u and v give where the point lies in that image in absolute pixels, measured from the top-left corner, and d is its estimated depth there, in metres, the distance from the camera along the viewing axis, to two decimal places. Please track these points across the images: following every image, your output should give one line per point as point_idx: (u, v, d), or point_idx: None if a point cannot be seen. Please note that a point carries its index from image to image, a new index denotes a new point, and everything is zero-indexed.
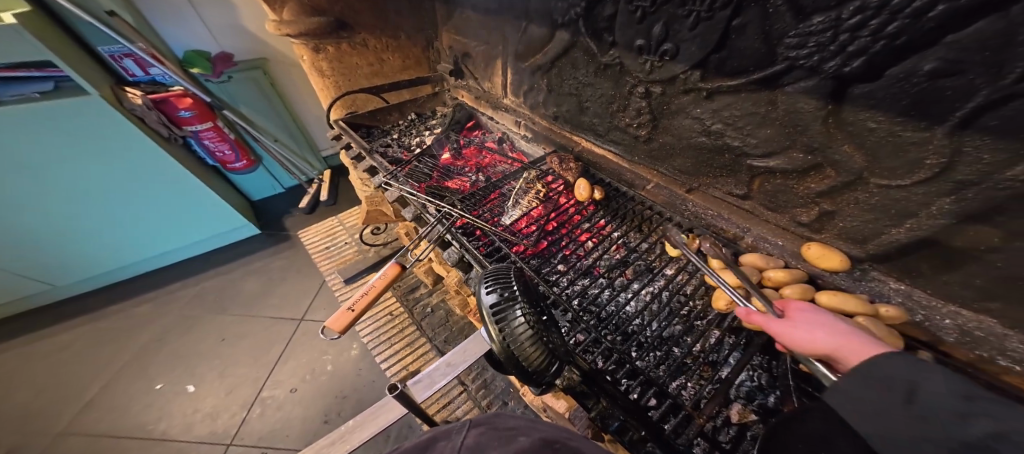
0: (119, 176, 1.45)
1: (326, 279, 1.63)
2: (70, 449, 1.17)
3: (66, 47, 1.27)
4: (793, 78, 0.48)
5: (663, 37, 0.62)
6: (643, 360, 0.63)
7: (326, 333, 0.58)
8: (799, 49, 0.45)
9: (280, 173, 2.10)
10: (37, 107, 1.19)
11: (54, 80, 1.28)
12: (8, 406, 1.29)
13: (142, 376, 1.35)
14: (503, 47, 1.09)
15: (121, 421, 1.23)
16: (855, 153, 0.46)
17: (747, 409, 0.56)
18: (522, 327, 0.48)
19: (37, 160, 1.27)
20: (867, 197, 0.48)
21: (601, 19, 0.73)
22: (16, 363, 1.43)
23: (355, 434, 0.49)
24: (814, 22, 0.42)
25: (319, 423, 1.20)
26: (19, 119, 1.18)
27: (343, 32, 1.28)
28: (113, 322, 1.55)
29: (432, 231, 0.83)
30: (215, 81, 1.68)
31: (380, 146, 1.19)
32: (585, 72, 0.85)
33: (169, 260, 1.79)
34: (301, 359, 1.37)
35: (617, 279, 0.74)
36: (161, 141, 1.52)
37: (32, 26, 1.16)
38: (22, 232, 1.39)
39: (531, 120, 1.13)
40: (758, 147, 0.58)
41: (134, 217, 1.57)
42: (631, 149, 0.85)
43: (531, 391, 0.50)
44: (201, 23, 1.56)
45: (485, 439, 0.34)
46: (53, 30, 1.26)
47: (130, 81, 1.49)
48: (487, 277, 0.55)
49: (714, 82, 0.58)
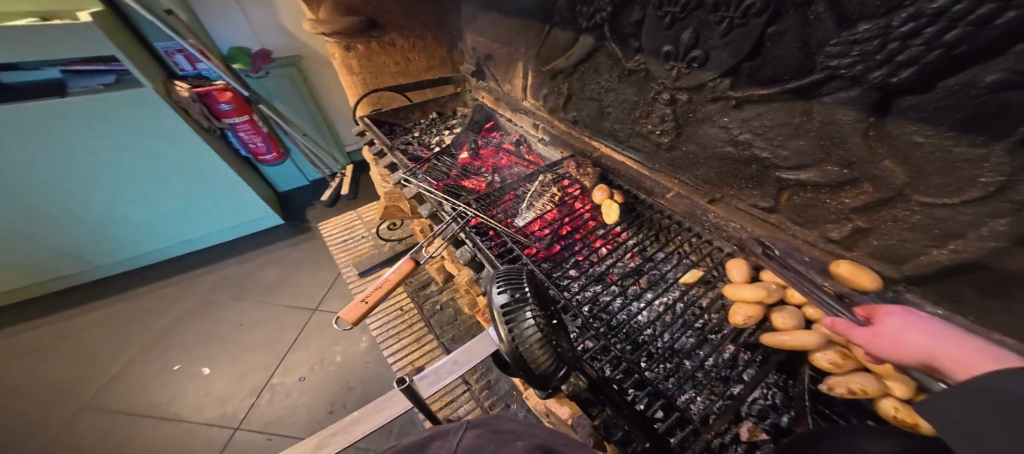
0: (157, 166, 1.52)
1: (342, 271, 1.67)
2: (94, 423, 1.22)
3: (128, 42, 1.35)
4: (832, 87, 0.46)
5: (691, 44, 0.61)
6: (653, 371, 0.61)
7: (340, 323, 0.59)
8: (841, 58, 0.43)
9: (307, 167, 2.17)
10: (94, 98, 1.28)
11: (116, 73, 1.38)
12: (41, 376, 1.36)
13: (163, 356, 1.40)
14: (526, 49, 1.09)
15: (141, 398, 1.28)
16: (897, 168, 0.44)
17: (760, 428, 0.54)
18: (532, 330, 0.47)
19: (90, 146, 1.36)
20: (907, 215, 0.46)
21: (627, 24, 0.73)
22: (53, 336, 1.52)
23: (360, 424, 0.49)
24: (860, 30, 0.40)
25: (323, 413, 1.21)
26: (82, 107, 1.28)
27: (373, 32, 1.32)
28: (141, 303, 1.63)
29: (447, 229, 0.84)
30: (255, 77, 1.77)
31: (401, 144, 1.21)
32: (608, 77, 0.85)
33: (198, 246, 1.86)
34: (312, 348, 1.40)
35: (629, 287, 0.73)
36: (202, 132, 1.59)
37: (103, 25, 1.26)
38: (69, 213, 1.48)
39: (549, 123, 1.13)
40: (788, 160, 0.56)
41: (170, 204, 1.64)
42: (652, 157, 0.83)
43: (536, 394, 0.49)
44: (244, 21, 1.63)
45: (483, 442, 0.34)
46: (119, 28, 1.35)
47: (179, 75, 1.57)
48: (499, 277, 0.55)
49: (744, 91, 0.57)
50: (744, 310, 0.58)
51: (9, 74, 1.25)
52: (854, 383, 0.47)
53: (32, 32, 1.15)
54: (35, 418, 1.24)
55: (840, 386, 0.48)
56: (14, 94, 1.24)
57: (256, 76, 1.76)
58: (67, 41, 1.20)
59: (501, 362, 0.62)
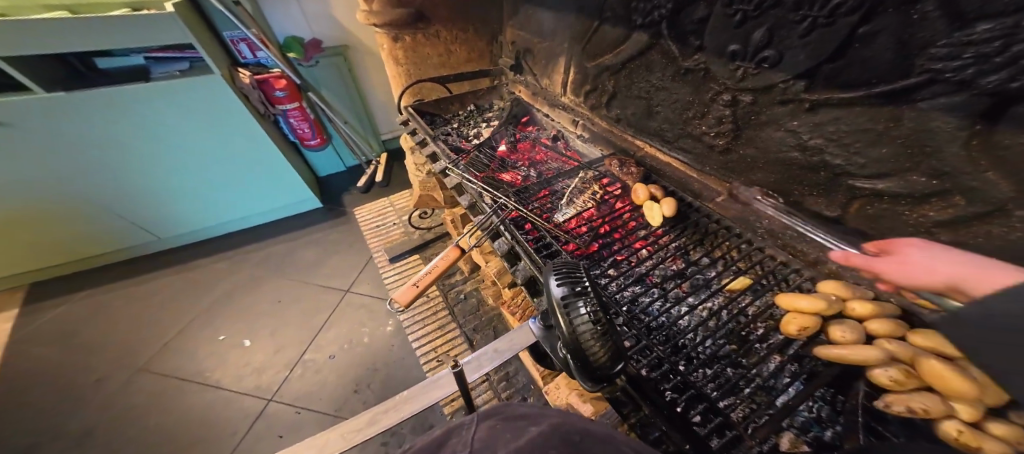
0: (217, 147, 1.61)
1: (373, 255, 1.72)
2: (147, 383, 1.31)
3: (203, 32, 1.43)
4: (932, 92, 0.44)
5: (763, 44, 0.59)
6: (694, 375, 0.59)
7: (392, 302, 0.62)
8: (948, 61, 0.41)
9: (345, 153, 2.23)
10: (174, 84, 1.39)
11: (190, 60, 1.47)
12: (102, 337, 1.48)
13: (208, 325, 1.49)
14: (570, 45, 1.08)
15: (190, 363, 1.37)
16: (1001, 181, 0.41)
17: (800, 440, 0.52)
18: (586, 325, 0.46)
19: (160, 125, 1.46)
20: (1004, 232, 0.43)
21: (690, 21, 0.71)
22: (112, 300, 1.64)
23: (410, 402, 0.50)
24: (977, 30, 0.38)
25: (350, 391, 1.26)
26: (160, 90, 1.39)
27: (420, 24, 1.34)
28: (190, 274, 1.73)
29: (486, 221, 0.85)
30: (306, 66, 1.84)
31: (441, 134, 1.22)
32: (661, 76, 0.83)
33: (242, 226, 1.95)
34: (342, 329, 1.45)
35: (672, 290, 0.71)
36: (260, 117, 1.67)
37: (184, 15, 1.34)
38: (134, 188, 1.59)
39: (589, 120, 1.12)
40: (865, 168, 0.55)
41: (222, 183, 1.73)
42: (702, 159, 0.82)
43: (582, 385, 0.49)
44: (300, 10, 1.69)
45: (496, 432, 0.36)
46: (198, 21, 1.43)
47: (241, 62, 1.65)
48: (554, 269, 0.55)
49: (821, 94, 0.55)
50: (798, 321, 0.56)
51: (107, 60, 1.46)
52: (915, 402, 0.44)
53: (87, 22, 1.19)
54: (99, 374, 1.35)
55: (898, 405, 0.45)
56: (101, 75, 1.44)
57: (307, 64, 1.83)
58: (145, 29, 1.27)
59: (539, 355, 0.62)
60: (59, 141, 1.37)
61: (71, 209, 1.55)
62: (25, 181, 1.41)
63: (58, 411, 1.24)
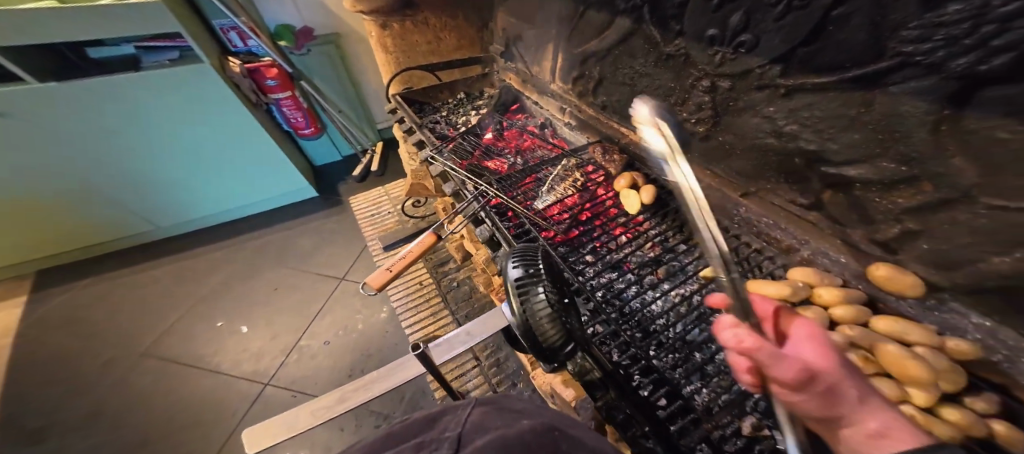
0: (211, 136, 1.62)
1: (369, 243, 1.74)
2: (149, 368, 1.36)
3: (190, 21, 1.43)
4: (901, 76, 0.43)
5: (740, 28, 0.58)
6: (661, 359, 0.60)
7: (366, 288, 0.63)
8: (918, 44, 0.40)
9: (341, 142, 2.23)
10: (166, 73, 1.40)
11: (180, 49, 1.47)
12: (105, 324, 1.53)
13: (207, 312, 1.53)
14: (557, 31, 1.07)
15: (190, 349, 1.41)
16: (966, 167, 0.41)
17: (764, 424, 0.51)
18: (542, 305, 0.48)
19: (154, 115, 1.47)
20: (968, 218, 0.43)
21: (670, 5, 0.70)
22: (114, 288, 1.68)
23: (378, 382, 0.52)
24: (948, 12, 0.36)
25: (344, 376, 1.29)
26: (152, 80, 1.40)
27: (407, 10, 1.33)
28: (190, 262, 1.77)
29: (468, 208, 0.86)
30: (298, 54, 1.84)
31: (430, 122, 1.22)
32: (643, 62, 0.82)
33: (240, 215, 1.97)
34: (337, 316, 1.48)
35: (646, 276, 0.72)
36: (251, 106, 1.68)
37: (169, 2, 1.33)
38: (132, 178, 1.61)
39: (577, 108, 1.11)
40: (838, 154, 0.54)
41: (217, 173, 1.74)
42: (685, 146, 0.81)
43: (542, 367, 0.51)
44: None
45: (490, 418, 0.33)
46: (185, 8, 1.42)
47: (232, 51, 1.66)
48: (515, 254, 0.56)
49: (796, 79, 0.55)
50: None
51: (97, 50, 1.46)
52: (870, 387, 0.45)
53: (63, 13, 1.18)
54: (103, 358, 1.40)
55: None
56: (94, 65, 1.44)
57: (299, 53, 1.82)
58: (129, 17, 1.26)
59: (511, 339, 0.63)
60: (54, 132, 1.39)
61: (71, 200, 1.58)
62: (23, 171, 1.44)
63: (67, 395, 1.29)
